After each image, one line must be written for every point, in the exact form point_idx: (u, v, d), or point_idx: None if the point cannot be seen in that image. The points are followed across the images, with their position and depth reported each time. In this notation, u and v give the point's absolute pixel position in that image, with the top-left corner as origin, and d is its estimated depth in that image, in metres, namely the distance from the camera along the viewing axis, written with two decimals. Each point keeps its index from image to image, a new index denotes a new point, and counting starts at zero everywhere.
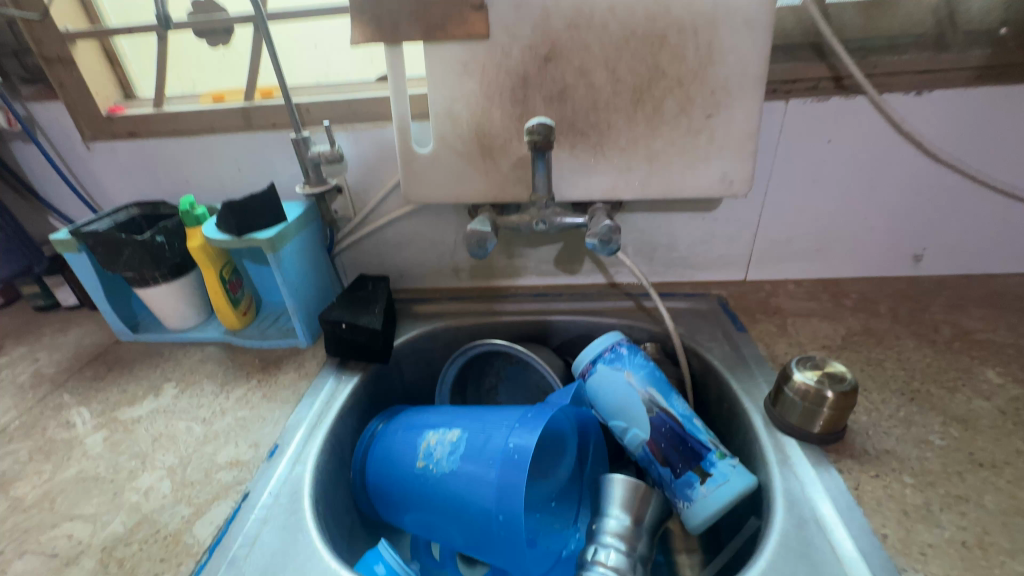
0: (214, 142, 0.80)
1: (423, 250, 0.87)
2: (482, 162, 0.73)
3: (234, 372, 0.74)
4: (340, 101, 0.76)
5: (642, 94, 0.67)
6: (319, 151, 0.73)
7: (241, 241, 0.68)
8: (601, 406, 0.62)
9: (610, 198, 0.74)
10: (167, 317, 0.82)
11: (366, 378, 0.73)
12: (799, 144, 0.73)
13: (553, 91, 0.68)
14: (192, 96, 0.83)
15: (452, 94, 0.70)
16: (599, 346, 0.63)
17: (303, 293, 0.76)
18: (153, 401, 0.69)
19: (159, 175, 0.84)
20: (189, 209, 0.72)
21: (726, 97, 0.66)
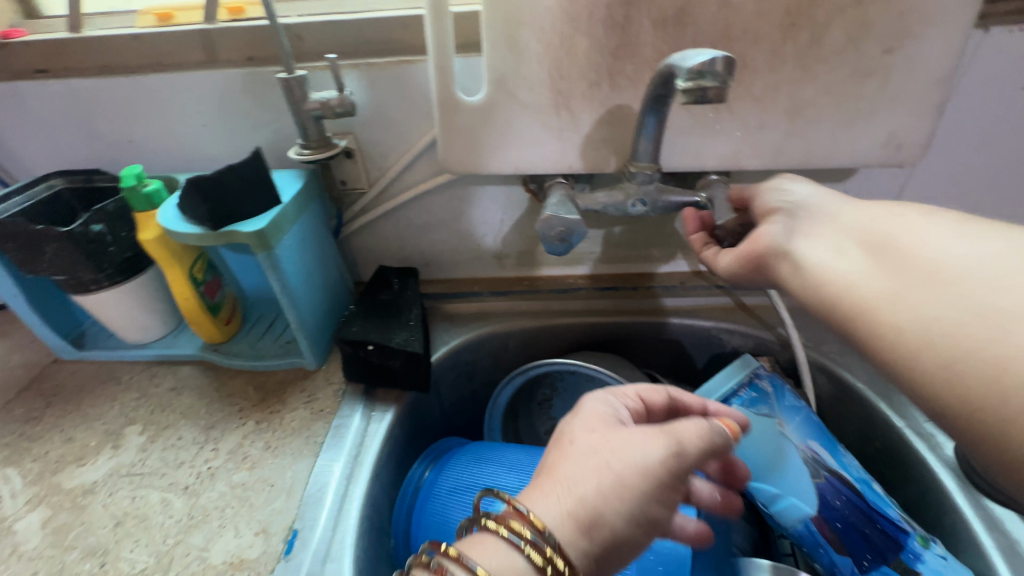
0: (164, 84, 0.56)
1: (458, 232, 0.67)
2: (554, 116, 0.52)
3: (222, 407, 0.55)
4: (346, 22, 0.52)
5: (798, 16, 0.46)
6: (322, 99, 0.51)
7: (217, 235, 0.46)
8: None
9: (727, 168, 0.55)
10: (122, 330, 0.61)
11: (402, 412, 0.55)
12: (982, 92, 0.54)
13: (668, 11, 0.47)
14: (127, 14, 0.57)
15: (518, 13, 0.48)
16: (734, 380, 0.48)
17: (308, 301, 0.56)
18: (110, 458, 0.51)
19: (89, 131, 0.60)
20: (135, 184, 0.50)
21: (918, 22, 0.46)
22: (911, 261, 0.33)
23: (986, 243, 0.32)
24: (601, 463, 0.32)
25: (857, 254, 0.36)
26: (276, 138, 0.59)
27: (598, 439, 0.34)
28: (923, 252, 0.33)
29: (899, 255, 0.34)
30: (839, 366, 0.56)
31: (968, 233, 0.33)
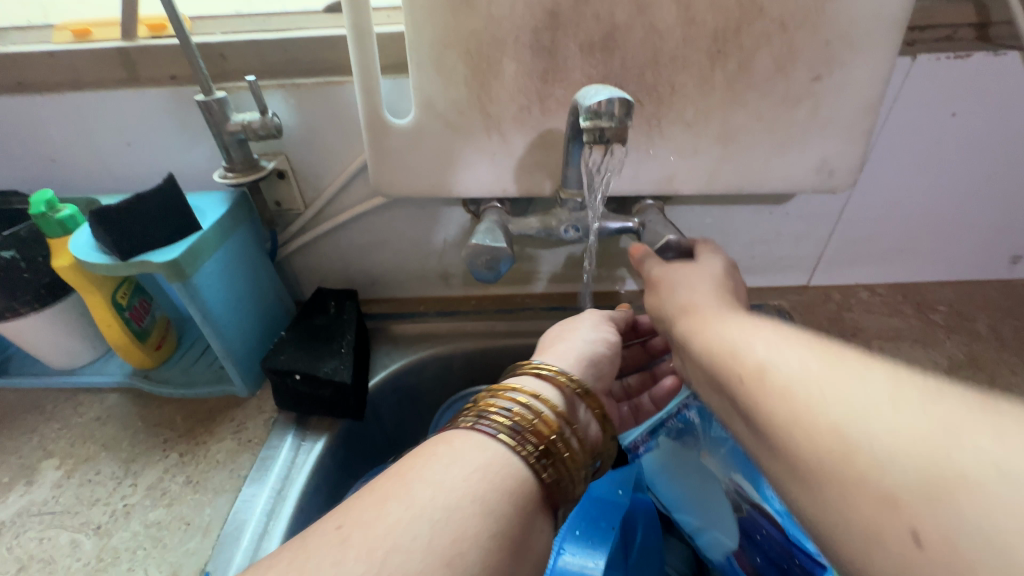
0: (81, 103, 0.53)
1: (400, 251, 0.65)
2: (486, 140, 0.51)
3: (146, 438, 0.54)
4: (270, 42, 0.51)
5: (724, 43, 0.46)
6: (243, 121, 0.49)
7: (128, 266, 0.45)
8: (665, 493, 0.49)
9: (663, 192, 0.54)
10: (46, 357, 0.59)
11: (335, 441, 0.54)
12: (916, 117, 0.54)
13: (594, 36, 0.46)
14: (43, 28, 0.55)
15: (443, 36, 0.46)
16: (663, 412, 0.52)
17: (237, 327, 0.54)
18: (22, 496, 0.49)
19: (7, 150, 0.57)
20: (45, 211, 0.48)
21: (844, 50, 0.46)
22: (827, 390, 0.25)
23: (943, 409, 0.21)
24: (573, 346, 0.43)
25: (781, 353, 0.29)
26: (205, 158, 0.57)
27: (562, 337, 0.44)
28: (853, 392, 0.24)
29: (830, 371, 0.26)
30: None
31: (924, 389, 0.23)
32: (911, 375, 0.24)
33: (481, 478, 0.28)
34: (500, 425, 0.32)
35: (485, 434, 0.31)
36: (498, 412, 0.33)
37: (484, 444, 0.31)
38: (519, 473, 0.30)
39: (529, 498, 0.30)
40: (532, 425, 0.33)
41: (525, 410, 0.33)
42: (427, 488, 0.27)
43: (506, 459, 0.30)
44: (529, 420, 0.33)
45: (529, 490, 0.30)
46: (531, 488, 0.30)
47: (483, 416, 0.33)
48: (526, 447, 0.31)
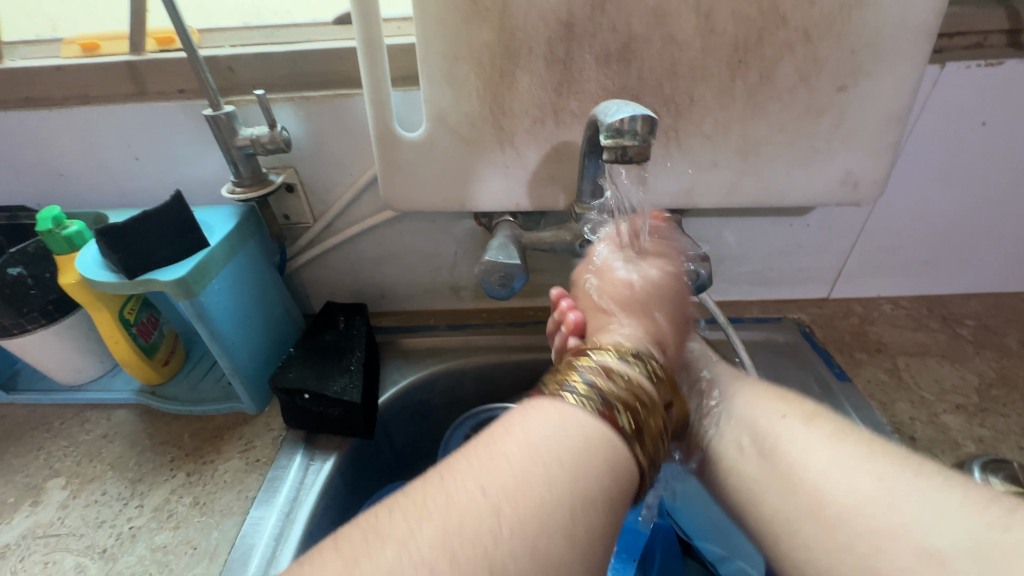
0: (89, 117, 0.53)
1: (410, 264, 0.64)
2: (499, 153, 0.50)
3: (153, 457, 0.53)
4: (279, 55, 0.50)
5: (745, 53, 0.44)
6: (253, 135, 0.48)
7: (135, 285, 0.44)
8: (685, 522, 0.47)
9: (680, 205, 0.53)
10: (54, 373, 0.58)
11: (344, 461, 0.53)
12: (943, 127, 0.52)
13: (611, 47, 0.45)
14: (52, 42, 0.54)
15: (455, 48, 0.45)
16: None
17: (245, 344, 0.53)
18: (27, 517, 0.48)
19: (15, 165, 0.57)
20: (51, 227, 0.47)
21: (870, 59, 0.44)
22: (875, 477, 0.30)
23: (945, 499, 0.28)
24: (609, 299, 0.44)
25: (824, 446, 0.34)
26: (213, 172, 0.56)
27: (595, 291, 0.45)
28: (876, 488, 0.30)
29: (875, 466, 0.31)
30: None
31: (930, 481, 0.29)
32: (928, 469, 0.30)
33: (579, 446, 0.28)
34: (579, 393, 0.31)
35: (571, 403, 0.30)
36: (575, 381, 0.32)
37: (570, 411, 0.30)
38: (607, 443, 0.29)
39: (620, 464, 0.29)
40: (613, 397, 0.31)
41: (608, 376, 0.33)
42: (518, 440, 0.28)
43: (592, 424, 0.30)
44: (613, 391, 0.32)
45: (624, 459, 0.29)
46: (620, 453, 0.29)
47: (564, 385, 0.32)
48: (613, 417, 0.30)
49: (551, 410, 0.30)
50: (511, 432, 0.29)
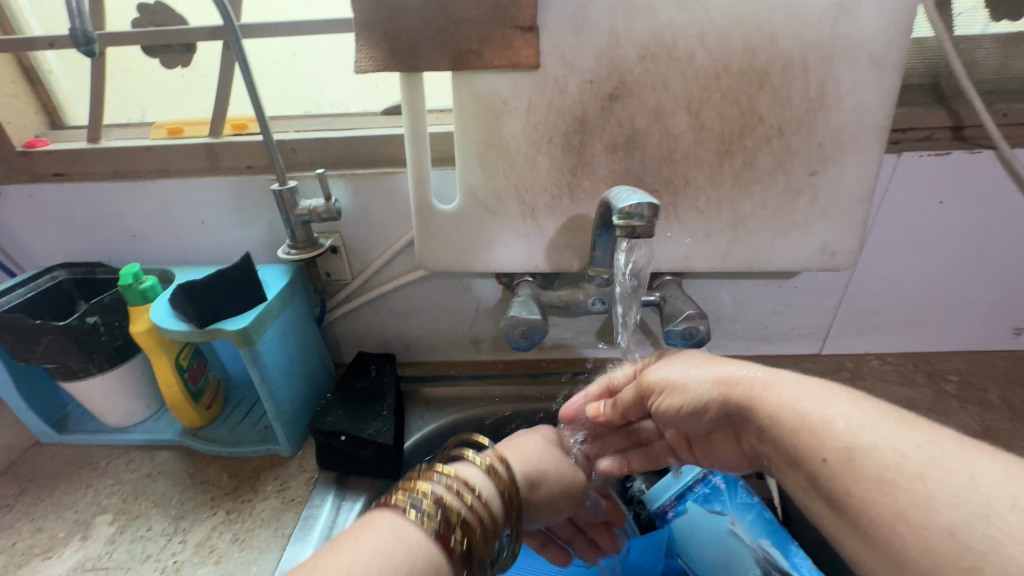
0: (167, 188, 0.61)
1: (435, 318, 0.70)
2: (521, 222, 0.58)
3: (195, 495, 0.56)
4: (336, 139, 0.59)
5: (731, 144, 0.53)
6: (310, 206, 0.56)
7: (202, 334, 0.50)
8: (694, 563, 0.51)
9: (680, 269, 0.60)
10: (105, 414, 0.63)
11: (373, 501, 0.56)
12: (906, 203, 0.60)
13: (618, 137, 0.54)
14: (142, 126, 0.64)
15: (487, 138, 0.54)
16: (690, 476, 0.55)
17: (286, 390, 0.58)
18: (77, 550, 0.51)
19: (96, 227, 0.65)
20: (131, 282, 0.54)
21: (835, 151, 0.53)
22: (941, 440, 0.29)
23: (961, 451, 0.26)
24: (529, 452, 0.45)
25: (795, 394, 0.34)
26: (269, 235, 0.64)
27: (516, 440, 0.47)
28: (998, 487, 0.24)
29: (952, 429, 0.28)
30: None
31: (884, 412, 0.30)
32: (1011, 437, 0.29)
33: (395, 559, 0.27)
34: (423, 509, 0.31)
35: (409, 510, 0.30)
36: (424, 496, 0.32)
37: (397, 529, 0.29)
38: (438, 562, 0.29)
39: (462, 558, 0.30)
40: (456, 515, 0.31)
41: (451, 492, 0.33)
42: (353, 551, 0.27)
43: (423, 549, 0.29)
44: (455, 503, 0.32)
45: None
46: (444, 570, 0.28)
47: (410, 498, 0.31)
48: (446, 538, 0.30)
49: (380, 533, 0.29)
50: (336, 558, 0.27)
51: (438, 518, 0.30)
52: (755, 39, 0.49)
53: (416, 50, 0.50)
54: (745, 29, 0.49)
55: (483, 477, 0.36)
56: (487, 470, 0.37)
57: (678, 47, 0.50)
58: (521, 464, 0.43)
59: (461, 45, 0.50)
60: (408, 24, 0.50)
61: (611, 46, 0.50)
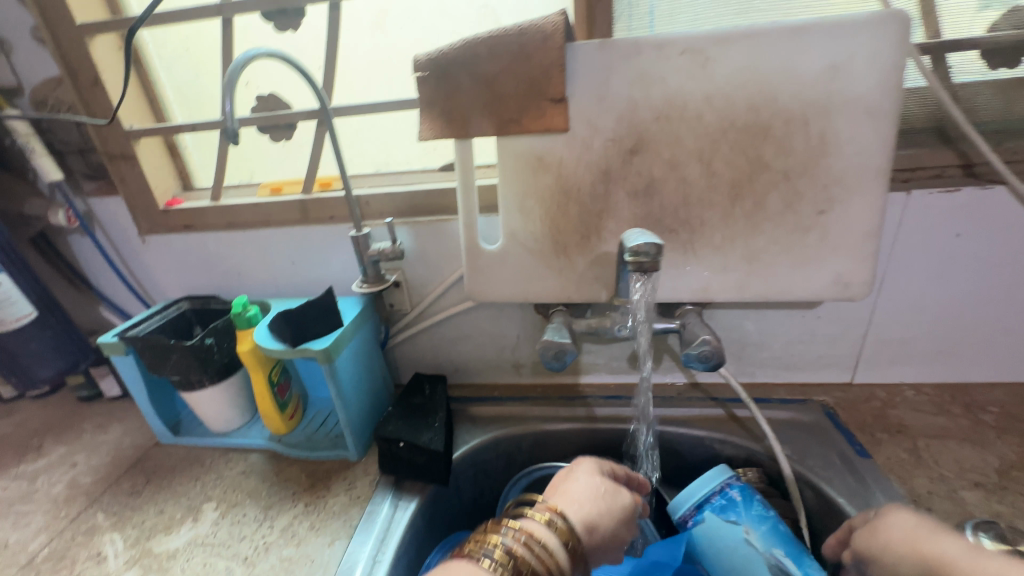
0: (270, 235, 0.76)
1: (482, 344, 0.80)
2: (555, 260, 0.67)
3: (280, 491, 0.67)
4: (402, 194, 0.72)
5: (741, 188, 0.60)
6: (380, 249, 0.68)
7: (294, 351, 0.62)
8: (712, 564, 0.55)
9: (700, 299, 0.65)
10: (211, 421, 0.76)
11: (426, 503, 0.64)
12: (921, 237, 0.64)
13: (638, 186, 0.62)
14: (250, 186, 0.80)
15: (526, 189, 0.65)
16: (706, 488, 0.57)
17: (356, 403, 0.69)
18: (190, 529, 0.62)
19: (212, 267, 0.80)
20: (240, 310, 0.68)
21: (839, 193, 0.58)
22: None
23: None
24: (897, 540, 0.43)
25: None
26: (346, 272, 0.77)
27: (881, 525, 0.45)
28: None
29: None
30: (820, 479, 0.61)
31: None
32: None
33: None
34: (495, 560, 0.41)
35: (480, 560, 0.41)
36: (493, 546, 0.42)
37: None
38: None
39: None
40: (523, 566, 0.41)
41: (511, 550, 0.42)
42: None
43: None
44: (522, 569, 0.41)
45: None
46: None
47: (484, 551, 0.42)
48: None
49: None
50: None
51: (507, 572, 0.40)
52: (757, 100, 0.57)
53: (468, 120, 0.62)
54: (747, 92, 0.57)
55: (558, 544, 0.44)
56: (563, 539, 0.44)
57: (688, 109, 0.58)
58: (580, 512, 0.48)
59: (505, 115, 0.61)
60: (461, 100, 0.62)
61: (629, 111, 0.60)
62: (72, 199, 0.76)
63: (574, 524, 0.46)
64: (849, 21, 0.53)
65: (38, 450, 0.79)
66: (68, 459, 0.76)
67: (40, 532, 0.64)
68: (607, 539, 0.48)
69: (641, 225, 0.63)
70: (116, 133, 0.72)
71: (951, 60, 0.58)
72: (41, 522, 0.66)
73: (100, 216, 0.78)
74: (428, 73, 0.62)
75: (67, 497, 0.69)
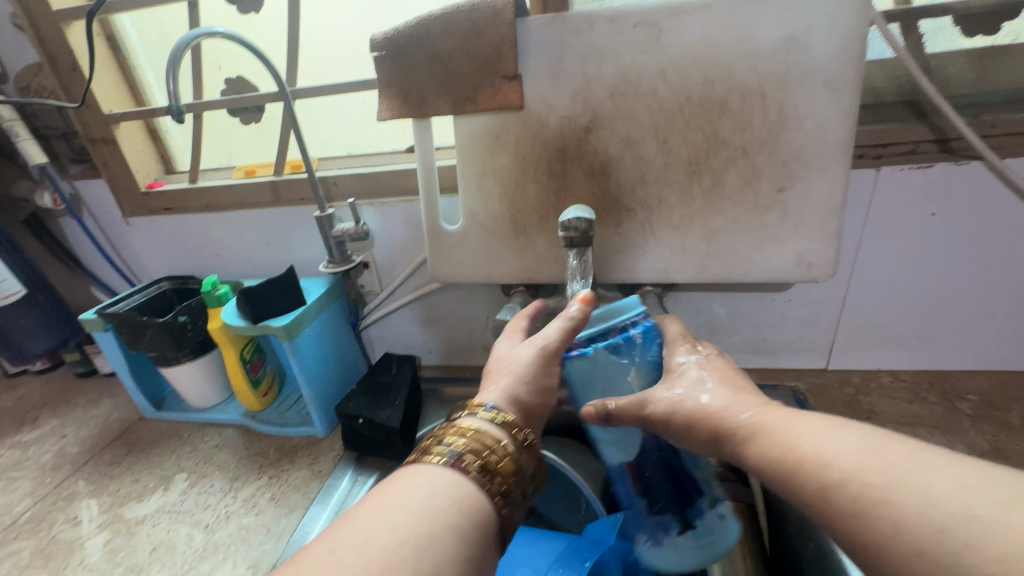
0: (244, 217, 0.78)
1: (452, 326, 0.81)
2: (515, 240, 0.66)
3: (248, 464, 0.69)
4: (367, 175, 0.72)
5: (698, 166, 0.58)
6: (344, 229, 0.69)
7: (256, 328, 0.63)
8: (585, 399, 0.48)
9: (661, 280, 0.64)
10: (190, 397, 0.79)
11: (385, 478, 0.66)
12: (893, 216, 0.61)
13: (595, 164, 0.61)
14: (227, 169, 0.82)
15: (484, 168, 0.64)
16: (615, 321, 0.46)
17: (322, 380, 0.70)
18: (160, 497, 0.65)
19: (192, 248, 0.83)
20: (211, 289, 0.70)
21: (800, 170, 0.56)
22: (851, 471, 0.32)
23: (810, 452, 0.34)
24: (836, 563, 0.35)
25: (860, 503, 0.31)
26: (318, 254, 0.78)
27: None
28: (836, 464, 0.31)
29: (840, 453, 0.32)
30: None
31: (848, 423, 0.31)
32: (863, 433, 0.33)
33: (434, 505, 0.31)
34: (439, 454, 0.35)
35: (422, 463, 0.34)
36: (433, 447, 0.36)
37: (424, 472, 0.33)
38: (458, 486, 0.33)
39: (482, 517, 0.32)
40: (466, 450, 0.35)
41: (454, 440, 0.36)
42: (377, 511, 0.30)
43: (445, 478, 0.33)
44: (467, 453, 0.35)
45: (482, 509, 0.32)
46: (465, 498, 0.32)
47: (424, 452, 0.36)
48: (466, 465, 0.34)
49: (408, 486, 0.32)
50: (363, 507, 0.30)
51: (459, 461, 0.34)
52: (712, 73, 0.55)
53: (424, 100, 0.62)
54: (701, 66, 0.55)
55: (489, 424, 0.38)
56: (494, 419, 0.39)
57: (642, 84, 0.57)
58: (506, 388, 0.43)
59: (459, 93, 0.61)
60: (417, 79, 0.62)
61: (583, 87, 0.59)
62: (59, 182, 0.79)
63: (501, 407, 0.41)
64: None
65: (33, 422, 0.83)
66: (59, 430, 0.80)
67: (25, 496, 0.68)
68: (536, 411, 0.43)
69: (599, 204, 0.62)
70: (96, 117, 0.74)
71: (922, 26, 0.55)
72: (27, 488, 0.70)
73: (86, 199, 0.81)
74: (383, 52, 0.62)
75: (53, 466, 0.73)
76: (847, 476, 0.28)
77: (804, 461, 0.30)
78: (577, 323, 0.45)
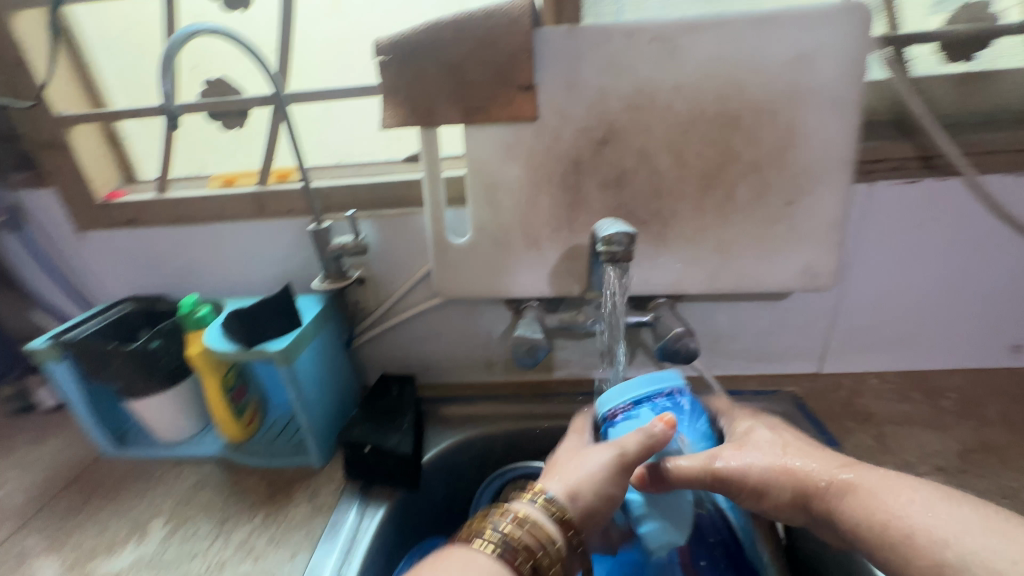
0: (224, 231, 0.71)
1: (452, 343, 0.77)
2: (527, 253, 0.65)
3: (237, 503, 0.63)
4: (365, 186, 0.68)
5: (711, 179, 0.59)
6: (342, 243, 0.65)
7: (250, 353, 0.58)
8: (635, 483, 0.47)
9: (673, 292, 0.65)
10: (160, 431, 0.70)
11: (395, 509, 0.61)
12: (883, 228, 0.65)
13: (610, 177, 0.61)
14: (201, 178, 0.75)
15: (494, 180, 0.63)
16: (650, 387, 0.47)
17: (319, 407, 0.65)
18: (135, 548, 0.57)
19: (158, 264, 0.75)
20: (190, 310, 0.63)
21: (806, 184, 0.58)
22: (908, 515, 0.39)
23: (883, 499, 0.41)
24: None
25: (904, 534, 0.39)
26: (307, 269, 0.73)
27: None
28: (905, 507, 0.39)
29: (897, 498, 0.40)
30: None
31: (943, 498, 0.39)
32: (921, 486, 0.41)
33: None
34: (489, 541, 0.39)
35: (475, 547, 0.39)
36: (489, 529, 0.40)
37: (472, 558, 0.38)
38: None
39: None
40: (517, 544, 0.39)
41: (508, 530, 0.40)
42: None
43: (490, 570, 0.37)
44: (511, 545, 0.39)
45: None
46: None
47: (477, 531, 0.40)
48: (513, 561, 0.38)
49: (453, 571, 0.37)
50: None
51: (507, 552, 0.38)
52: (725, 89, 0.56)
53: (432, 108, 0.60)
54: (716, 82, 0.56)
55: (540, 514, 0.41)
56: (550, 514, 0.42)
57: (658, 98, 0.57)
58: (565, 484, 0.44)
59: (471, 103, 0.59)
60: (425, 86, 0.59)
61: (598, 100, 0.58)
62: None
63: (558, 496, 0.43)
64: (814, 11, 0.53)
65: None
66: None
67: None
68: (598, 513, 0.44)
69: (614, 217, 0.62)
70: (47, 119, 0.66)
71: (910, 52, 0.59)
72: None
73: (29, 210, 0.71)
74: (390, 57, 0.59)
75: None
76: (966, 560, 0.36)
77: (914, 536, 0.38)
78: (657, 439, 0.43)
